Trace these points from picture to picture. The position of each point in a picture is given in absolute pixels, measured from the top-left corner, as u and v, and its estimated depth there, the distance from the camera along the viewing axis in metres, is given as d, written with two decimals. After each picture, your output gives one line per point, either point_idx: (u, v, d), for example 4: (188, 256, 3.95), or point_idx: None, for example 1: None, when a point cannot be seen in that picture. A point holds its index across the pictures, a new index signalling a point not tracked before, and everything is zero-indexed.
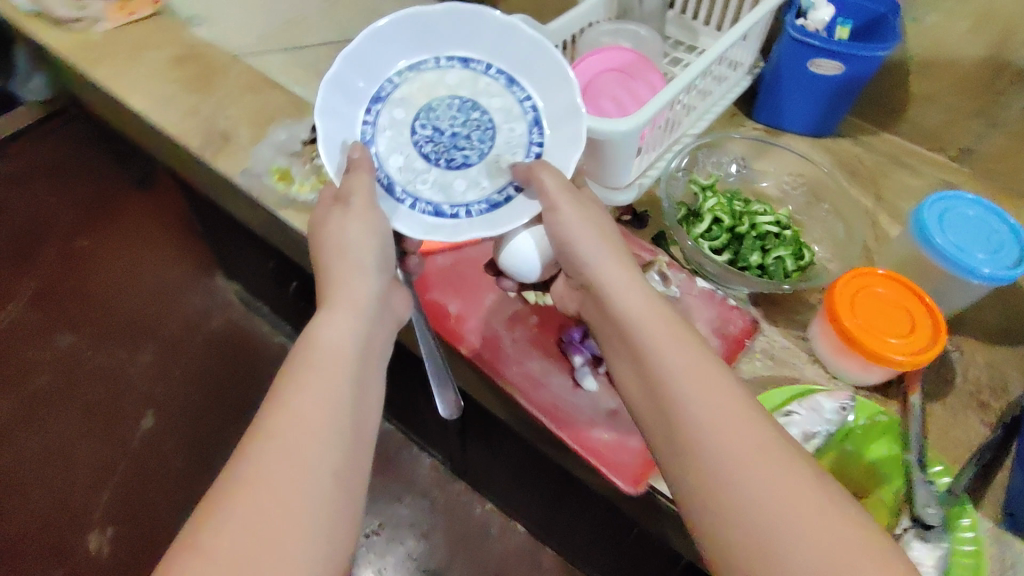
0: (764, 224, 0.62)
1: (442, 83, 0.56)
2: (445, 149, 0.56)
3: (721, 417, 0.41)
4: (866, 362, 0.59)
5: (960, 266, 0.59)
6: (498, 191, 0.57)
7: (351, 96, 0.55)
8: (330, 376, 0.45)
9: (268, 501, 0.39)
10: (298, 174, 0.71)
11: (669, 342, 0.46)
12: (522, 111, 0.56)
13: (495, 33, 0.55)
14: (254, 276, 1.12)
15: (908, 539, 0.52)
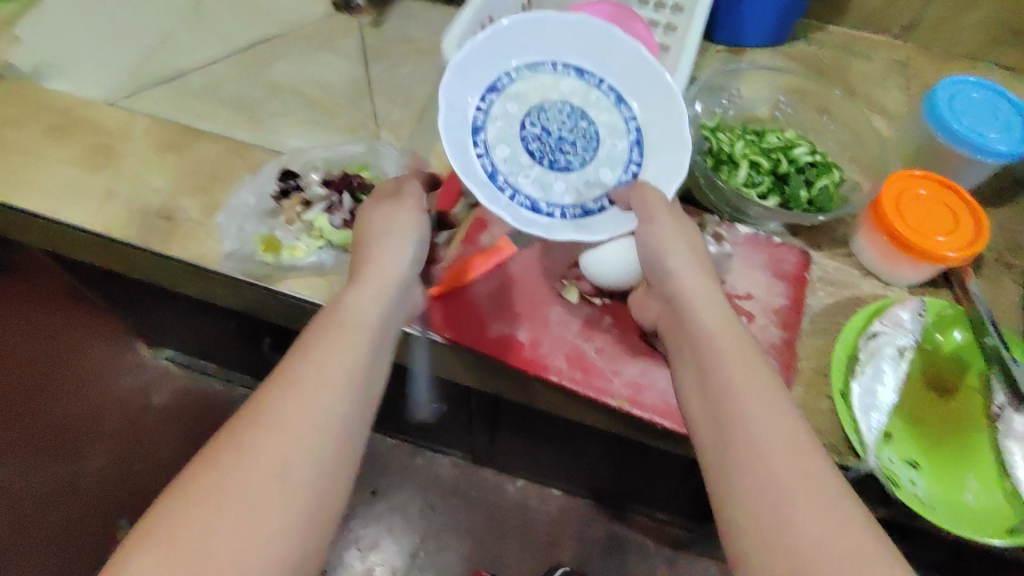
0: (800, 156, 0.62)
1: (557, 87, 0.55)
2: (550, 151, 0.54)
3: (777, 441, 0.39)
4: (918, 262, 0.60)
5: (975, 146, 0.61)
6: (593, 200, 0.54)
7: (471, 81, 0.52)
8: (355, 347, 0.42)
9: (272, 450, 0.36)
10: (287, 238, 0.63)
11: (733, 363, 0.43)
12: (628, 128, 0.55)
13: (615, 48, 0.54)
14: (200, 340, 1.00)
15: (1009, 414, 0.55)
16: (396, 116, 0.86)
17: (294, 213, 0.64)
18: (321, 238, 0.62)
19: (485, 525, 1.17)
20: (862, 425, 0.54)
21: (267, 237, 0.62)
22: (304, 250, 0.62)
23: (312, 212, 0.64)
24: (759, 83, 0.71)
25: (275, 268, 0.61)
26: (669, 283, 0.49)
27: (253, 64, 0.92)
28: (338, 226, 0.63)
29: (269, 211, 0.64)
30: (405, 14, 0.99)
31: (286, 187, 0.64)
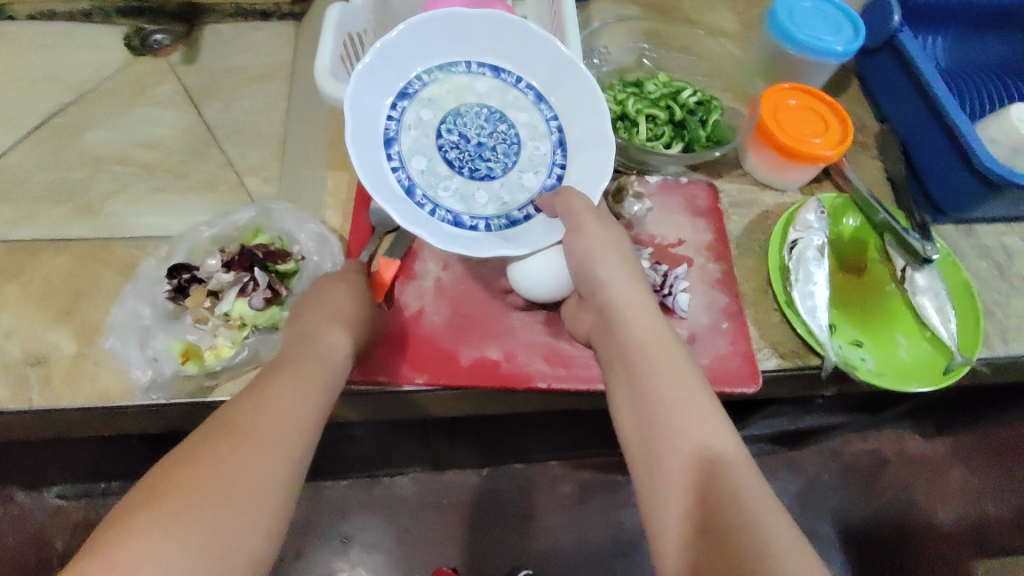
0: (688, 98, 0.67)
1: (472, 89, 0.59)
2: (470, 158, 0.58)
3: (689, 395, 0.45)
4: (805, 166, 0.65)
5: (819, 51, 0.66)
6: (518, 209, 0.57)
7: (381, 87, 0.56)
8: (293, 416, 0.40)
9: (222, 480, 0.35)
10: (203, 340, 0.55)
11: (667, 356, 0.47)
12: (547, 129, 0.59)
13: (532, 48, 0.58)
14: (104, 462, 0.89)
15: (911, 274, 0.63)
16: (256, 157, 0.78)
17: (203, 310, 0.55)
18: (245, 326, 0.55)
19: (464, 531, 1.09)
20: (814, 328, 0.59)
21: (182, 346, 0.54)
22: (229, 345, 0.55)
23: (226, 301, 0.55)
24: (619, 34, 0.72)
25: (202, 376, 0.54)
26: (599, 293, 0.50)
27: (57, 138, 0.78)
28: (260, 307, 0.55)
29: (170, 314, 0.56)
30: (218, 40, 0.87)
31: (180, 283, 0.56)
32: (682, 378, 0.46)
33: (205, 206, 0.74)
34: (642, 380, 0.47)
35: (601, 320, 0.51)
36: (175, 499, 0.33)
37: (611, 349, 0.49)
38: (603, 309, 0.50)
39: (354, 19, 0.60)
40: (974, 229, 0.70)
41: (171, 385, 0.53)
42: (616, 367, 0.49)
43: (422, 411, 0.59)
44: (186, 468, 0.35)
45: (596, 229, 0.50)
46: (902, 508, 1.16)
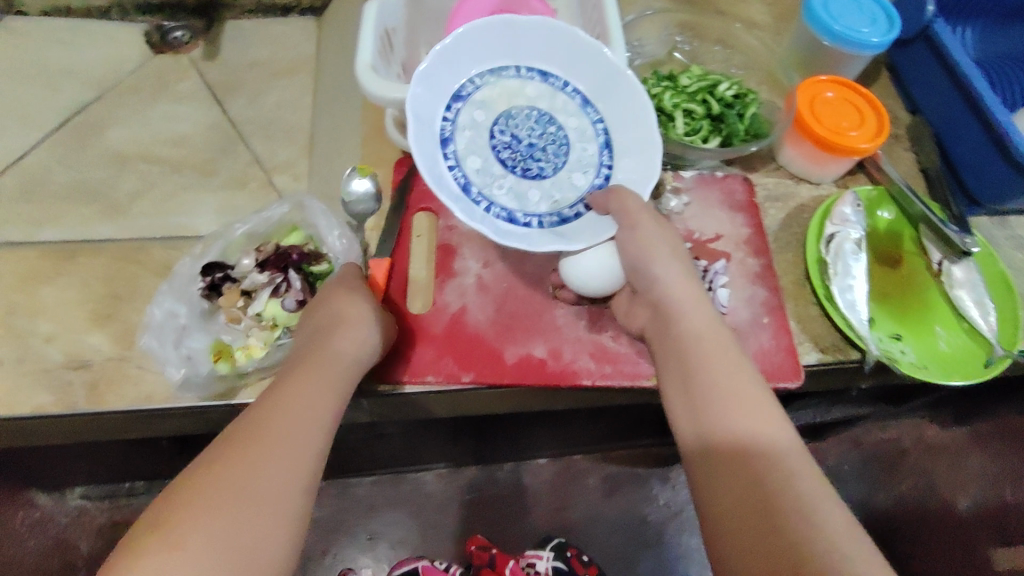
0: (725, 92, 0.67)
1: (522, 92, 0.59)
2: (522, 158, 0.58)
3: (735, 385, 0.46)
4: (841, 159, 0.65)
5: (854, 43, 0.66)
6: (569, 207, 0.58)
7: (437, 88, 0.55)
8: (303, 423, 0.40)
9: (246, 485, 0.36)
10: (235, 340, 0.54)
11: (716, 352, 0.47)
12: (595, 132, 0.60)
13: (582, 56, 0.59)
14: (128, 463, 0.89)
15: (948, 267, 0.63)
16: (284, 154, 0.77)
17: (236, 309, 0.54)
18: (276, 327, 0.54)
19: (491, 522, 1.11)
20: (853, 320, 0.58)
21: (215, 345, 0.53)
22: (261, 345, 0.53)
23: (259, 302, 0.54)
24: (653, 27, 0.73)
25: (234, 377, 0.52)
26: (656, 289, 0.51)
27: (80, 135, 0.77)
28: (292, 308, 0.54)
29: (205, 314, 0.56)
30: (239, 34, 0.87)
31: (213, 281, 0.56)
32: (729, 365, 0.47)
33: (235, 205, 0.73)
34: (694, 369, 0.47)
35: (655, 315, 0.51)
36: (188, 509, 0.34)
37: (667, 352, 0.49)
38: (657, 303, 0.51)
39: (391, 12, 0.60)
40: (1009, 220, 0.70)
41: (208, 385, 0.52)
42: (669, 361, 0.49)
43: (465, 410, 0.59)
44: (199, 476, 0.36)
45: (651, 229, 0.52)
46: (921, 497, 1.18)
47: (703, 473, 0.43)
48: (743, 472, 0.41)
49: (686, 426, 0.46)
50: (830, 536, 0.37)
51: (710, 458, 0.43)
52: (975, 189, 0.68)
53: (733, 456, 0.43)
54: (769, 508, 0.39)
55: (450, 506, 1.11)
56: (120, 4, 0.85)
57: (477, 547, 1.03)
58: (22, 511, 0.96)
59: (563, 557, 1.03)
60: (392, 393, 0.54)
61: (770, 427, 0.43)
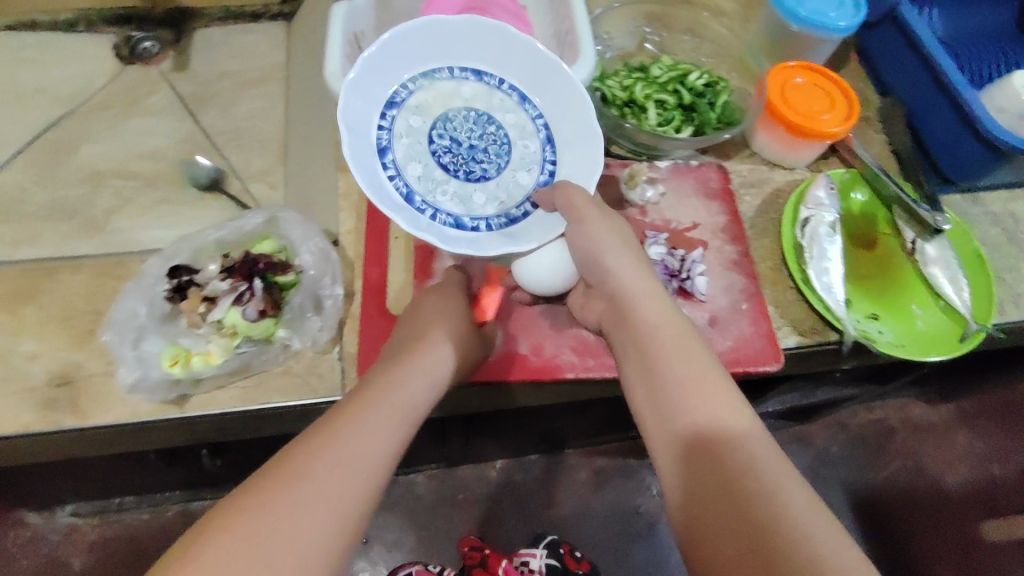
0: (696, 81, 0.67)
1: (458, 94, 0.60)
2: (463, 161, 0.59)
3: (707, 396, 0.44)
4: (813, 143, 0.66)
5: (823, 27, 0.67)
6: (516, 207, 0.59)
7: (370, 98, 0.56)
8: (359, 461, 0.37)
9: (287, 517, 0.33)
10: (195, 345, 0.51)
11: (679, 354, 0.47)
12: (536, 128, 0.60)
13: (513, 52, 0.59)
14: (120, 478, 0.89)
15: (922, 246, 0.64)
16: (259, 164, 0.77)
17: (197, 315, 0.51)
18: (237, 335, 0.52)
19: (483, 521, 1.11)
20: (831, 304, 0.59)
21: (171, 350, 0.51)
22: (220, 354, 0.51)
23: (219, 309, 0.51)
24: (622, 20, 0.73)
25: (189, 383, 0.51)
26: (612, 281, 0.51)
27: (53, 154, 0.76)
28: (253, 318, 0.51)
29: (164, 316, 0.52)
30: (209, 44, 0.86)
31: (179, 284, 0.52)
32: (683, 353, 0.47)
33: (213, 217, 0.73)
34: (656, 365, 0.47)
35: (611, 306, 0.52)
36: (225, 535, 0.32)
37: (623, 332, 0.50)
38: (614, 295, 0.51)
39: (360, 15, 0.59)
40: (982, 197, 0.71)
41: (177, 394, 0.51)
42: (628, 352, 0.49)
43: (449, 408, 0.59)
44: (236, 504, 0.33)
45: (599, 222, 0.52)
46: (908, 476, 1.18)
47: (682, 486, 0.42)
48: (707, 461, 0.41)
49: (654, 434, 0.45)
50: (792, 516, 0.37)
51: (678, 453, 0.43)
52: (947, 166, 0.69)
53: (697, 446, 0.42)
54: (733, 493, 0.39)
55: (445, 506, 1.11)
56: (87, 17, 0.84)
57: (470, 548, 1.03)
58: (15, 529, 1.00)
59: (556, 555, 1.04)
60: None
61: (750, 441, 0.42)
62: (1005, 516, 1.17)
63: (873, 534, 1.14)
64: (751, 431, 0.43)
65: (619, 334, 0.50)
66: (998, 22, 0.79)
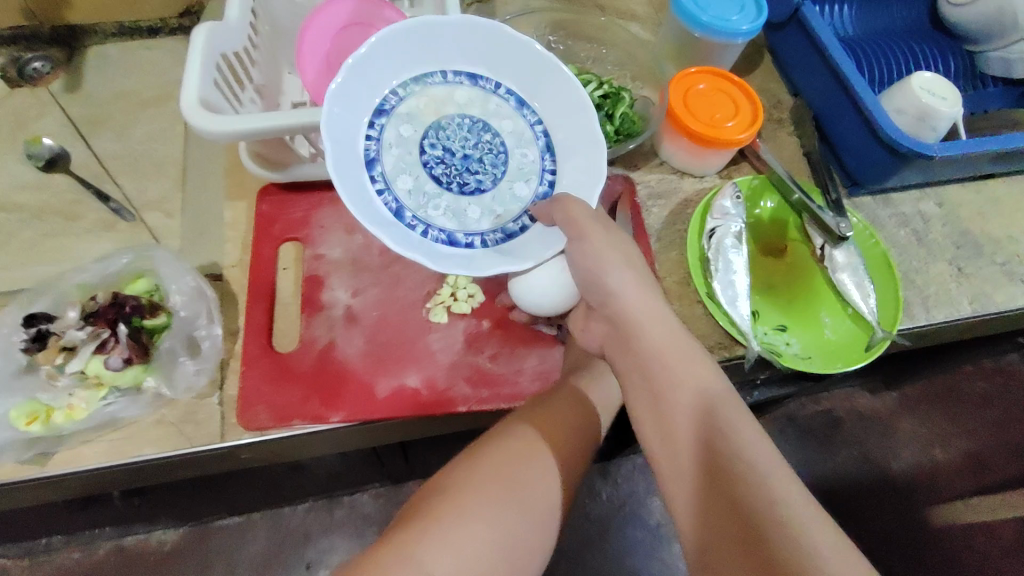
0: (595, 92, 0.65)
1: (451, 100, 0.58)
2: (457, 172, 0.56)
3: (741, 424, 0.41)
4: (721, 151, 0.65)
5: (726, 32, 0.65)
6: (514, 221, 0.56)
7: (357, 106, 0.54)
8: (551, 479, 0.46)
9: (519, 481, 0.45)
10: (55, 398, 0.48)
11: (695, 378, 0.44)
12: (534, 135, 0.58)
13: (510, 54, 0.57)
14: (35, 524, 0.85)
15: (830, 252, 0.62)
16: (156, 189, 0.73)
17: (54, 367, 0.48)
18: (103, 385, 0.49)
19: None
20: (735, 318, 0.58)
21: (28, 406, 0.48)
22: (85, 406, 0.48)
23: (78, 359, 0.48)
24: (524, 29, 0.71)
25: (51, 440, 0.48)
26: (612, 304, 0.49)
27: None
28: (118, 367, 0.48)
29: (22, 369, 0.49)
30: (104, 63, 0.82)
31: (37, 333, 0.49)
32: (700, 374, 0.44)
33: (104, 248, 0.69)
34: (665, 392, 0.44)
35: (613, 329, 0.49)
36: (456, 514, 0.42)
37: (628, 356, 0.48)
38: (615, 319, 0.49)
39: (231, 38, 0.55)
40: (892, 198, 0.71)
41: (37, 452, 0.48)
42: (636, 383, 0.47)
43: (346, 445, 0.56)
44: (460, 496, 0.43)
45: (602, 237, 0.49)
46: (857, 466, 1.19)
47: (709, 527, 0.39)
48: (727, 494, 0.38)
49: (668, 469, 0.43)
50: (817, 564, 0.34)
51: (700, 490, 0.40)
52: (854, 170, 0.68)
53: (715, 480, 0.39)
54: (750, 536, 0.36)
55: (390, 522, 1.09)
56: None
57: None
58: None
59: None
60: (262, 441, 0.51)
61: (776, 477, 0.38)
62: (946, 500, 1.19)
63: None
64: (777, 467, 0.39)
65: (626, 361, 0.48)
66: (906, 20, 0.79)
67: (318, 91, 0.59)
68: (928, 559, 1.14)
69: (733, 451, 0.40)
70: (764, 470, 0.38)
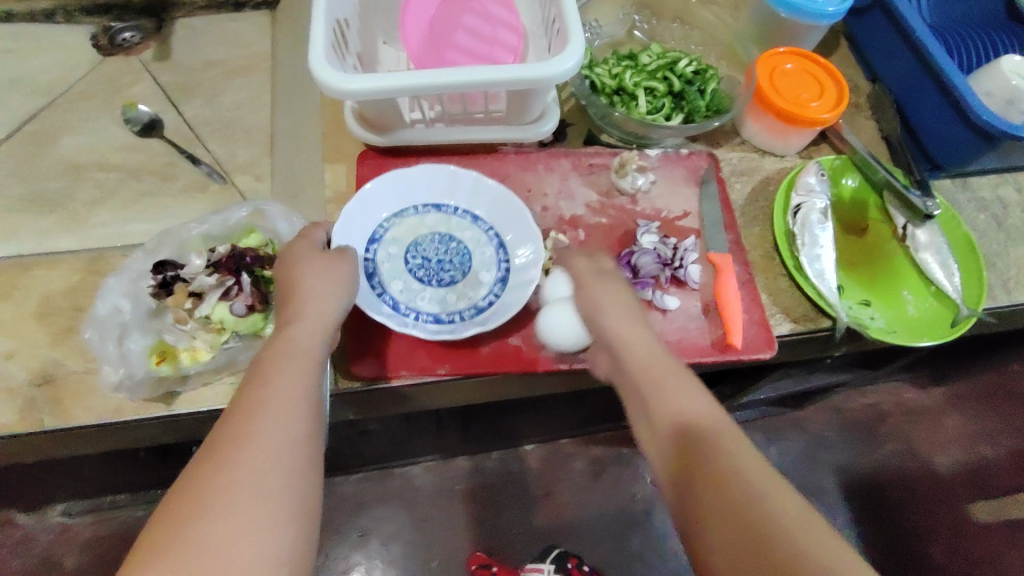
0: (685, 68, 0.67)
1: (422, 224, 0.61)
2: (434, 272, 0.59)
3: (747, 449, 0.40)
4: (804, 131, 0.65)
5: (812, 13, 0.66)
6: (485, 297, 0.57)
7: (353, 235, 0.57)
8: (286, 431, 0.39)
9: (248, 475, 0.36)
10: (180, 341, 0.50)
11: (683, 395, 0.44)
12: (491, 236, 0.60)
13: (461, 181, 0.61)
14: (109, 478, 0.88)
15: (913, 231, 0.64)
16: (244, 155, 0.76)
17: (183, 311, 0.50)
18: (224, 330, 0.51)
19: (477, 512, 1.11)
20: (824, 290, 0.59)
21: (157, 345, 0.50)
22: (207, 350, 0.51)
23: (206, 304, 0.50)
24: (611, 8, 0.73)
25: (176, 380, 0.50)
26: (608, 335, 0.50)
27: (32, 146, 0.74)
28: (241, 313, 0.50)
29: (150, 313, 0.52)
30: (192, 34, 0.84)
31: (164, 280, 0.51)
32: (689, 392, 0.44)
33: (198, 209, 0.71)
34: (660, 404, 0.44)
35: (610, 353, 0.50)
36: (187, 529, 0.34)
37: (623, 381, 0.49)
38: (613, 347, 0.49)
39: (343, 4, 0.57)
40: (970, 182, 0.71)
41: (164, 392, 0.50)
42: (631, 390, 0.47)
43: (443, 400, 0.59)
44: (188, 518, 0.34)
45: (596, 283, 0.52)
46: (899, 460, 1.19)
47: (711, 540, 0.37)
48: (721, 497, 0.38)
49: (667, 475, 0.42)
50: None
51: (702, 499, 0.38)
52: (936, 154, 0.69)
53: (723, 497, 0.38)
54: (760, 535, 0.35)
55: (439, 496, 1.12)
56: (64, 7, 0.81)
57: (477, 565, 1.06)
58: (5, 529, 0.99)
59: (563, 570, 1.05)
60: (370, 390, 0.54)
61: (788, 495, 0.37)
62: (993, 497, 1.16)
63: (861, 528, 1.14)
64: (786, 488, 0.37)
65: (623, 387, 0.49)
66: (985, 10, 0.79)
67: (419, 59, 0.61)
68: (973, 555, 1.12)
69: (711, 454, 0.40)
70: (746, 468, 0.38)
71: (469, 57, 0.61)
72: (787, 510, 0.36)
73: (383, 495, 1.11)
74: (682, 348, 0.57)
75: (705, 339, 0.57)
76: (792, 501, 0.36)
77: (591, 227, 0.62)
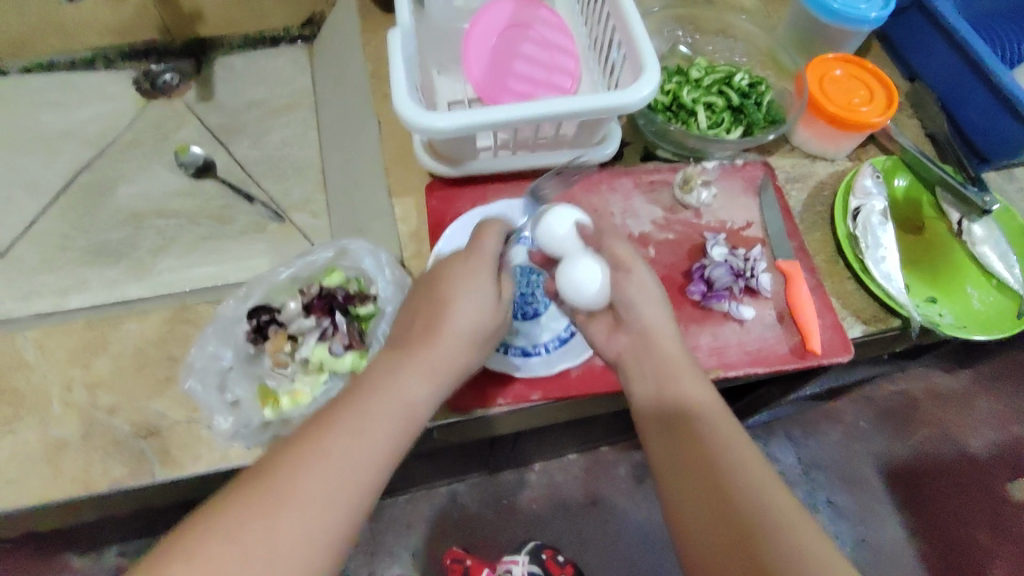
0: (740, 82, 0.68)
1: None
2: (518, 305, 0.58)
3: (749, 456, 0.41)
4: (856, 136, 0.67)
5: (855, 20, 0.67)
6: (565, 328, 0.58)
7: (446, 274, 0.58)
8: (338, 480, 0.38)
9: (285, 513, 0.36)
10: (283, 385, 0.52)
11: (689, 381, 0.46)
12: None
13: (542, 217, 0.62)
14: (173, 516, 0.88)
15: (969, 226, 0.65)
16: (297, 192, 0.77)
17: (283, 354, 0.52)
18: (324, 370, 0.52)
19: (526, 525, 1.12)
20: (892, 291, 0.61)
21: (260, 390, 0.52)
22: (308, 391, 0.51)
23: (306, 346, 0.52)
24: (654, 25, 0.74)
25: (280, 424, 0.50)
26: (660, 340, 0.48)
27: (90, 197, 0.75)
28: (339, 353, 0.51)
29: (250, 357, 0.53)
30: (231, 74, 0.85)
31: (260, 324, 0.53)
32: (692, 376, 0.46)
33: (257, 248, 0.72)
34: (666, 386, 0.45)
35: (638, 341, 0.48)
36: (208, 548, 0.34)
37: (645, 368, 0.47)
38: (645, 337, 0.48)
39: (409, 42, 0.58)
40: (1015, 173, 0.73)
41: (270, 435, 0.49)
42: (643, 364, 0.47)
43: (528, 420, 0.60)
44: (215, 533, 0.35)
45: None
46: (939, 444, 1.19)
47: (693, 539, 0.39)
48: (714, 494, 0.40)
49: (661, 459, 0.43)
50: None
51: (696, 498, 0.40)
52: (982, 147, 0.70)
53: (714, 496, 0.39)
54: (749, 542, 0.37)
55: (486, 510, 1.13)
56: (105, 54, 0.81)
57: (452, 560, 1.03)
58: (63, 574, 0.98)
59: (539, 562, 1.03)
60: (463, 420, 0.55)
61: (785, 500, 0.39)
62: None
63: (910, 514, 1.14)
64: (782, 495, 0.39)
65: (639, 361, 0.47)
66: None
67: (482, 86, 0.61)
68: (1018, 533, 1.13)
69: (745, 484, 0.39)
70: (788, 521, 0.38)
71: (532, 86, 0.62)
72: (788, 520, 0.37)
73: (433, 514, 1.12)
74: (763, 357, 0.58)
75: (784, 347, 0.58)
76: (788, 509, 0.38)
77: (659, 243, 0.63)
